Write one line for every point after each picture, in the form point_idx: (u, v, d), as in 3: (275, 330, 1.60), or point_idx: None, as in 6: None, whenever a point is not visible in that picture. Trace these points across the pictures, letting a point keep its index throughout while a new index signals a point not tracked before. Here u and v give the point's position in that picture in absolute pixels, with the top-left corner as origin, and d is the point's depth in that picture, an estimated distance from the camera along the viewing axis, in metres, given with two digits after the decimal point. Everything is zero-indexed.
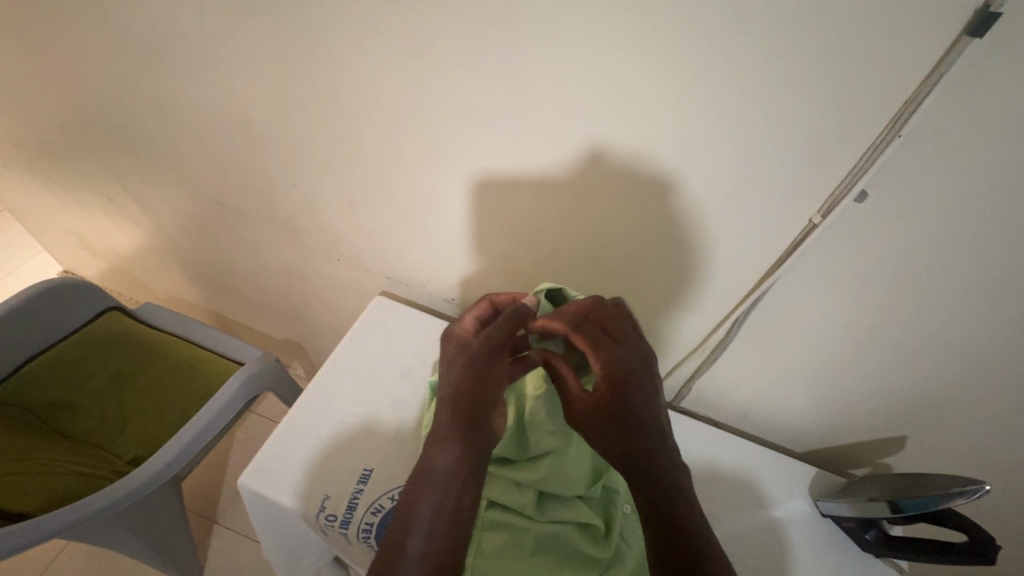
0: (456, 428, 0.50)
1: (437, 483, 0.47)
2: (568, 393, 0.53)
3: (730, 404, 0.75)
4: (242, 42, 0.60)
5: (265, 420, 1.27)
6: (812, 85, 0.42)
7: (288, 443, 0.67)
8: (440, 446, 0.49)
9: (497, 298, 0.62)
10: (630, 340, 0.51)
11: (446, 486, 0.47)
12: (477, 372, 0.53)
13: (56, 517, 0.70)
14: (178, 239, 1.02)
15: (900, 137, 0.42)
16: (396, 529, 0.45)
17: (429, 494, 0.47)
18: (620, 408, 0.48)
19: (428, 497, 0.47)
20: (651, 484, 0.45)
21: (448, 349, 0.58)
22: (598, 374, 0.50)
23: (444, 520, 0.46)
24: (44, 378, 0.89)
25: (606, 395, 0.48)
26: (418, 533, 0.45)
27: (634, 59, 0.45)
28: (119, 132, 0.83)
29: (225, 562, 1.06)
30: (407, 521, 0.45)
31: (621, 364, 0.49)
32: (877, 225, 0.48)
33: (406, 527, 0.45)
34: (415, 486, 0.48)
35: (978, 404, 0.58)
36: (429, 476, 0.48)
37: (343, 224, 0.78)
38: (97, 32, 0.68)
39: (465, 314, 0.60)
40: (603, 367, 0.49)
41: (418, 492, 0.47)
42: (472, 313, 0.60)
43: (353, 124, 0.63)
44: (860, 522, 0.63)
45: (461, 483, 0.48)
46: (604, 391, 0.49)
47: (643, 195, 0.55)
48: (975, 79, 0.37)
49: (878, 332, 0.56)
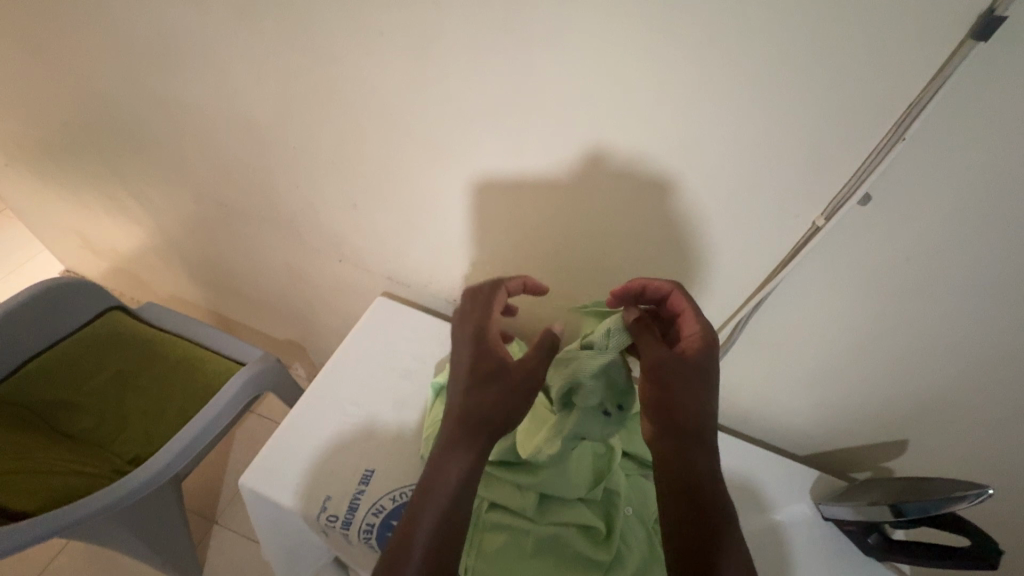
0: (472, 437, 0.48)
1: (445, 496, 0.46)
2: (656, 350, 0.49)
3: (733, 407, 0.75)
4: (243, 42, 0.60)
5: (267, 420, 1.27)
6: (818, 85, 0.41)
7: (290, 443, 0.67)
8: (450, 461, 0.47)
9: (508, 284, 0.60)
10: (692, 319, 0.50)
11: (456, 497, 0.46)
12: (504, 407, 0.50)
13: (54, 516, 0.69)
14: (179, 239, 1.02)
15: (904, 140, 0.41)
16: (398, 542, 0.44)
17: (435, 503, 0.46)
18: (698, 373, 0.48)
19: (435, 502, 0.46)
20: (684, 458, 0.46)
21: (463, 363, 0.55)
22: (692, 334, 0.49)
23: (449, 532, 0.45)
24: (45, 377, 0.89)
25: (690, 357, 0.48)
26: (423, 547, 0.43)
27: (637, 60, 0.45)
28: (122, 132, 0.83)
29: (224, 562, 1.06)
30: (412, 533, 0.44)
31: (715, 336, 0.49)
32: (882, 228, 0.48)
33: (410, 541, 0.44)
34: (423, 492, 0.47)
35: (981, 408, 0.57)
36: (438, 487, 0.46)
37: (344, 225, 0.78)
38: (99, 32, 0.68)
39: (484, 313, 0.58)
40: (697, 334, 0.49)
41: (425, 499, 0.46)
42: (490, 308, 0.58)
43: (355, 124, 0.63)
44: (862, 526, 0.63)
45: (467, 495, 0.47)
46: (690, 351, 0.49)
47: (646, 197, 0.55)
48: (980, 80, 0.37)
49: (881, 336, 0.56)
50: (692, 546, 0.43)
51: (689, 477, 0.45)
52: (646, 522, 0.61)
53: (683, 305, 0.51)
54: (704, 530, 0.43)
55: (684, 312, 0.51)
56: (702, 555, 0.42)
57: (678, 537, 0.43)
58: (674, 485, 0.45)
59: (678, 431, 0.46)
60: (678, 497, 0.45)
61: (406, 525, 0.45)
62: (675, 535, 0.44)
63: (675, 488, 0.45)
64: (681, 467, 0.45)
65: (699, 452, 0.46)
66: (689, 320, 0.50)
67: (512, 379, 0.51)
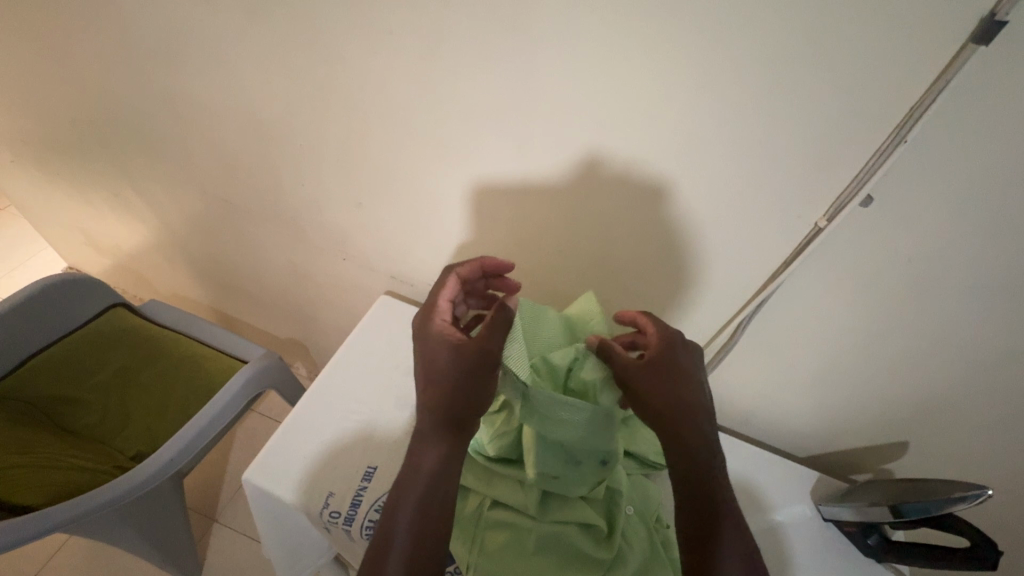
0: (444, 427, 0.50)
1: (421, 486, 0.49)
2: (622, 360, 0.52)
3: (735, 408, 0.75)
4: (251, 41, 0.61)
5: (268, 419, 1.27)
6: (820, 89, 0.42)
7: (292, 440, 0.67)
8: (421, 460, 0.50)
9: (462, 271, 0.59)
10: (659, 330, 0.54)
11: (428, 488, 0.49)
12: (464, 384, 0.50)
13: (57, 511, 0.69)
14: (183, 236, 1.03)
15: (905, 143, 0.42)
16: (382, 538, 0.47)
17: (412, 496, 0.48)
18: (672, 369, 0.51)
19: (414, 490, 0.49)
20: (683, 446, 0.49)
21: (426, 349, 0.53)
22: (652, 338, 0.54)
23: (428, 521, 0.48)
24: (47, 373, 0.89)
25: (659, 358, 0.52)
26: (404, 539, 0.47)
27: (641, 60, 0.45)
28: (128, 129, 0.83)
29: (224, 560, 1.06)
30: (393, 525, 0.47)
31: (680, 339, 0.54)
32: (884, 230, 0.48)
33: (388, 545, 0.46)
34: (399, 483, 0.50)
35: (980, 411, 0.58)
36: (413, 481, 0.49)
37: (347, 223, 0.79)
38: (108, 29, 0.68)
39: (439, 301, 0.57)
40: (658, 334, 0.54)
41: (401, 489, 0.49)
42: (445, 297, 0.57)
43: (360, 123, 0.63)
44: (861, 526, 0.63)
45: (439, 486, 0.49)
46: (656, 351, 0.53)
47: (648, 199, 0.55)
48: (979, 86, 0.38)
49: (882, 338, 0.57)
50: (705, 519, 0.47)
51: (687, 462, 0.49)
52: (646, 520, 0.61)
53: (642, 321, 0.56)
54: (707, 502, 0.48)
55: (646, 324, 0.56)
56: (716, 525, 0.47)
57: (691, 515, 0.48)
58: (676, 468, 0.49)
59: (671, 423, 0.50)
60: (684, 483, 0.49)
61: (387, 519, 0.48)
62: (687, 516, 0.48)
63: (680, 474, 0.49)
64: (682, 455, 0.49)
65: (694, 437, 0.49)
66: (649, 324, 0.55)
67: (471, 363, 0.51)
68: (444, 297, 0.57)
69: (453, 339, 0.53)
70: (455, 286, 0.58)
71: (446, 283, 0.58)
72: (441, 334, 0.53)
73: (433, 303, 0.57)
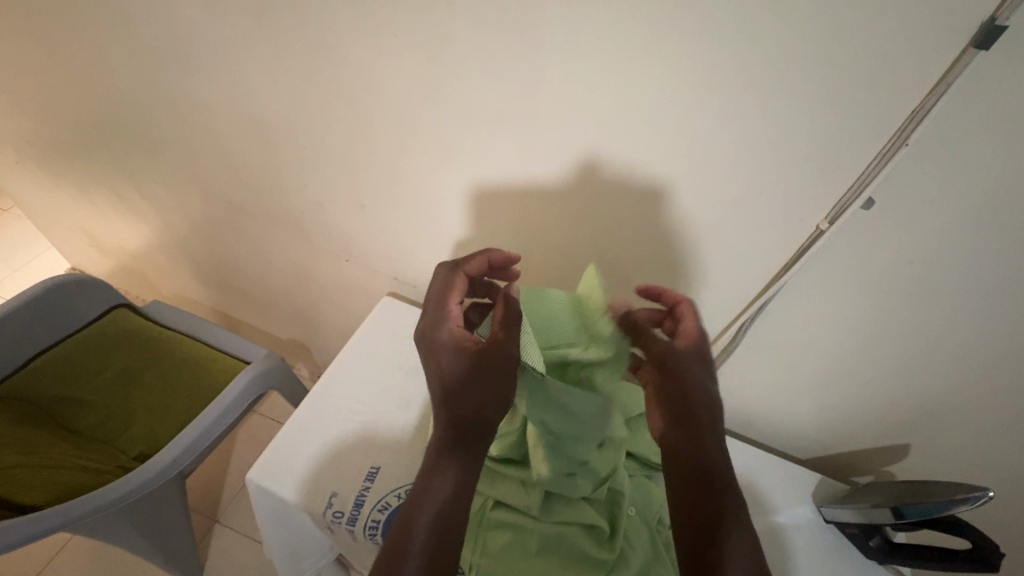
0: (465, 434, 0.49)
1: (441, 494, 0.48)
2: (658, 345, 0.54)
3: (736, 409, 0.75)
4: (256, 42, 0.61)
5: (270, 420, 1.27)
6: (821, 92, 0.42)
7: (295, 441, 0.67)
8: (439, 470, 0.48)
9: (469, 268, 0.58)
10: (694, 326, 0.54)
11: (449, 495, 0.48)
12: (483, 388, 0.49)
13: (59, 511, 0.69)
14: (186, 237, 1.03)
15: (906, 146, 0.42)
16: (396, 543, 0.46)
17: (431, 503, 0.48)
18: (698, 371, 0.52)
19: (431, 498, 0.48)
20: (692, 450, 0.50)
21: (441, 358, 0.51)
22: (689, 332, 0.54)
23: (445, 527, 0.47)
24: (51, 374, 0.90)
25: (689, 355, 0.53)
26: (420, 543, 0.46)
27: (645, 64, 0.46)
28: (132, 130, 0.84)
29: (225, 561, 1.06)
30: (410, 530, 0.47)
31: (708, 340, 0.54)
32: (885, 232, 0.48)
33: (404, 553, 0.46)
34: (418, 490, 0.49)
35: (982, 413, 0.58)
36: (430, 487, 0.48)
37: (350, 224, 0.79)
38: (114, 31, 0.69)
39: (449, 304, 0.55)
40: (693, 330, 0.54)
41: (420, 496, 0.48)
42: (455, 300, 0.55)
43: (364, 124, 0.64)
44: (863, 528, 0.64)
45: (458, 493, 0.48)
46: (687, 348, 0.53)
47: (651, 200, 0.55)
48: (980, 90, 0.38)
49: (884, 340, 0.57)
50: (706, 530, 0.47)
51: (696, 469, 0.49)
52: (648, 522, 0.61)
53: (683, 312, 0.55)
54: (710, 511, 0.48)
55: (683, 316, 0.55)
56: (716, 537, 0.47)
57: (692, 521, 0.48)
58: (683, 473, 0.50)
59: (689, 426, 0.51)
60: (689, 489, 0.49)
61: (403, 524, 0.47)
62: (688, 522, 0.48)
63: (688, 479, 0.49)
64: (692, 459, 0.50)
65: (707, 445, 0.50)
66: (689, 321, 0.54)
67: (490, 367, 0.49)
68: (455, 300, 0.55)
69: (469, 345, 0.51)
70: (464, 287, 0.57)
71: (453, 285, 0.56)
72: (454, 340, 0.52)
73: (442, 308, 0.54)
